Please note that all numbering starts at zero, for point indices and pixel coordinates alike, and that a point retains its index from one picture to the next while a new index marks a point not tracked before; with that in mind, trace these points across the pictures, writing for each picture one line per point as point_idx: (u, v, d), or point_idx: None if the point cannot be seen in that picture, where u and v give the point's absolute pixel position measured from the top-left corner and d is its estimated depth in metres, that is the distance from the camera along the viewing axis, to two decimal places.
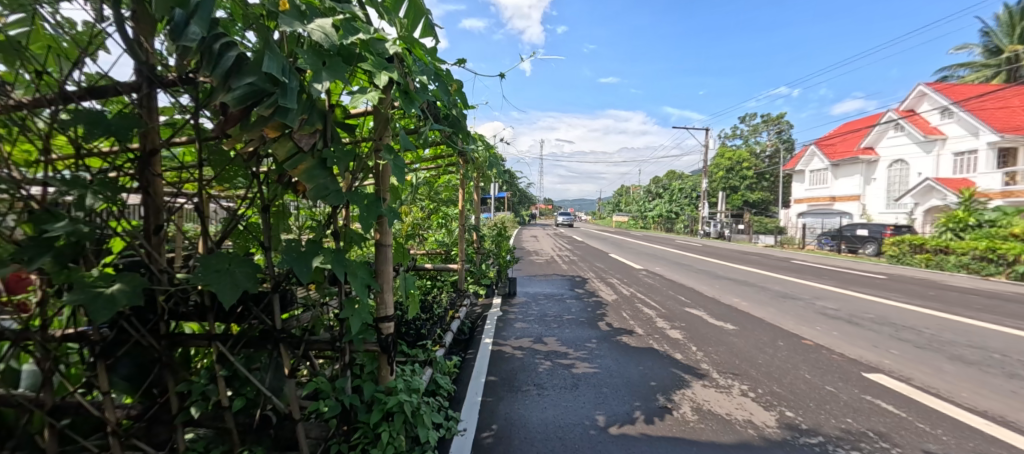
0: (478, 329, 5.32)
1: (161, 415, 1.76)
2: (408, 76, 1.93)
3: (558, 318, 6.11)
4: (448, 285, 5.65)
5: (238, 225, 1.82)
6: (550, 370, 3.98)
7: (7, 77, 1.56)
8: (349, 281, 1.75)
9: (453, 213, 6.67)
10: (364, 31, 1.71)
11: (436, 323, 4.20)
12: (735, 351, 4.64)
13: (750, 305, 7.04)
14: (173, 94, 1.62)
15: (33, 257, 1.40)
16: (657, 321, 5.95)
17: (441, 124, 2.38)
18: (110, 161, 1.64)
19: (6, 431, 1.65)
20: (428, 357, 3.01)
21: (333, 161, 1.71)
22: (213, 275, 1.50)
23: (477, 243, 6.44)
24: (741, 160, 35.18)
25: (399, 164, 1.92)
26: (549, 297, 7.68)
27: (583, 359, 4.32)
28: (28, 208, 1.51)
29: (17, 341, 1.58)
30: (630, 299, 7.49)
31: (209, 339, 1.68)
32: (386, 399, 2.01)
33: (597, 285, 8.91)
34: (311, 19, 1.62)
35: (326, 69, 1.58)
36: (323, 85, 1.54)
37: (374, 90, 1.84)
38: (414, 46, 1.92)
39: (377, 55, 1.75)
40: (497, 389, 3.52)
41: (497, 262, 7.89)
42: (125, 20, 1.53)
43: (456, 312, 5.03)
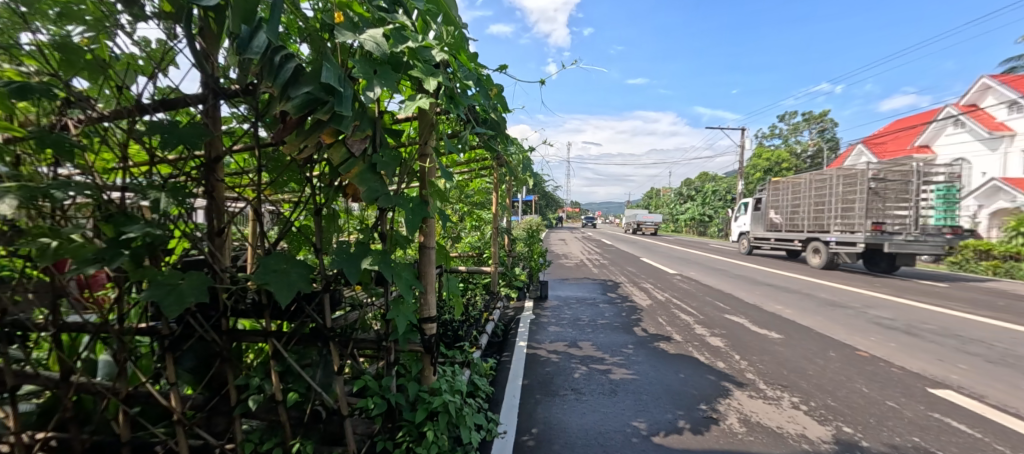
0: (513, 332, 5.34)
1: (220, 406, 1.83)
2: (453, 81, 1.95)
3: (592, 322, 6.04)
4: (482, 287, 5.68)
5: (291, 228, 1.91)
6: (587, 375, 3.93)
7: (92, 92, 1.68)
8: (394, 282, 1.79)
9: (486, 216, 6.74)
10: (413, 38, 1.75)
11: (473, 325, 4.23)
12: (782, 361, 4.44)
13: (795, 313, 6.73)
14: (233, 104, 1.72)
15: (113, 257, 1.51)
16: (696, 327, 5.78)
17: (482, 128, 2.38)
18: (177, 167, 1.74)
19: (86, 416, 1.78)
20: (467, 359, 3.00)
21: (382, 165, 1.76)
22: (271, 275, 1.58)
23: (509, 245, 6.45)
24: (781, 161, 33.63)
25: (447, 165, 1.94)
26: (581, 300, 7.63)
27: (620, 365, 4.25)
28: (107, 211, 1.63)
29: (97, 333, 1.69)
30: (665, 304, 7.34)
31: (266, 335, 1.75)
32: (431, 398, 2.03)
33: (630, 290, 8.75)
34: (363, 30, 1.69)
35: (377, 77, 1.65)
36: (375, 93, 1.61)
37: (421, 94, 1.84)
38: (460, 52, 1.93)
39: (423, 62, 1.79)
40: (534, 392, 3.52)
41: (528, 265, 7.89)
42: (194, 37, 1.63)
43: (490, 314, 5.07)
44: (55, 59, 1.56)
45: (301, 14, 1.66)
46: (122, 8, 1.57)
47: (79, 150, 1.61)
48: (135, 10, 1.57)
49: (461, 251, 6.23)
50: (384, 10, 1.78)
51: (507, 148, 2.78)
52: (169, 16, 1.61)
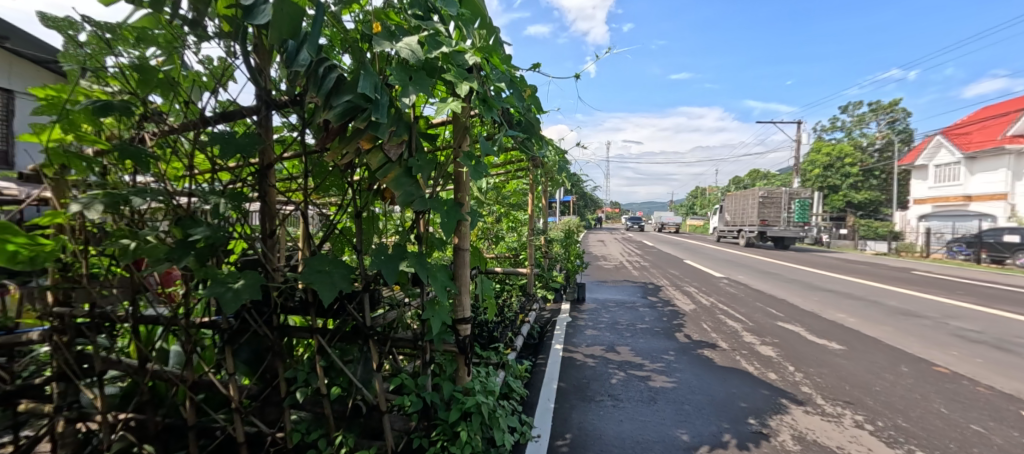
0: (549, 335, 5.28)
1: (272, 397, 1.96)
2: (486, 84, 1.97)
3: (631, 326, 5.87)
4: (518, 289, 5.64)
5: (334, 230, 2.02)
6: (625, 382, 3.82)
7: (163, 107, 1.86)
8: (429, 283, 1.84)
9: (523, 217, 6.69)
10: (446, 44, 1.79)
11: (508, 327, 4.21)
12: (844, 375, 4.09)
13: (859, 322, 6.18)
14: (283, 114, 1.85)
15: (180, 257, 1.67)
16: (743, 335, 5.44)
17: (515, 130, 2.39)
18: (236, 174, 1.89)
19: (158, 400, 1.96)
20: (501, 360, 2.99)
21: (418, 170, 1.82)
22: (316, 275, 1.67)
23: (545, 247, 6.38)
24: (845, 156, 30.78)
25: (480, 169, 1.98)
26: (619, 304, 7.41)
27: (661, 372, 4.10)
28: (177, 214, 1.79)
29: (168, 325, 1.87)
30: (710, 309, 6.98)
31: (312, 332, 1.86)
32: (465, 399, 2.06)
33: (671, 294, 8.38)
34: (399, 39, 1.75)
35: (412, 83, 1.70)
36: (410, 99, 1.67)
37: (454, 98, 1.88)
38: (493, 55, 1.94)
39: (457, 66, 1.82)
40: (569, 396, 3.48)
41: (565, 267, 7.77)
42: (249, 53, 1.77)
43: (526, 316, 5.01)
44: (135, 80, 1.74)
45: (342, 26, 1.76)
46: (189, 31, 1.73)
47: (153, 160, 1.78)
48: (199, 31, 1.72)
49: (496, 252, 6.23)
50: (419, 19, 1.84)
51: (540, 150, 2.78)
52: (229, 36, 1.75)
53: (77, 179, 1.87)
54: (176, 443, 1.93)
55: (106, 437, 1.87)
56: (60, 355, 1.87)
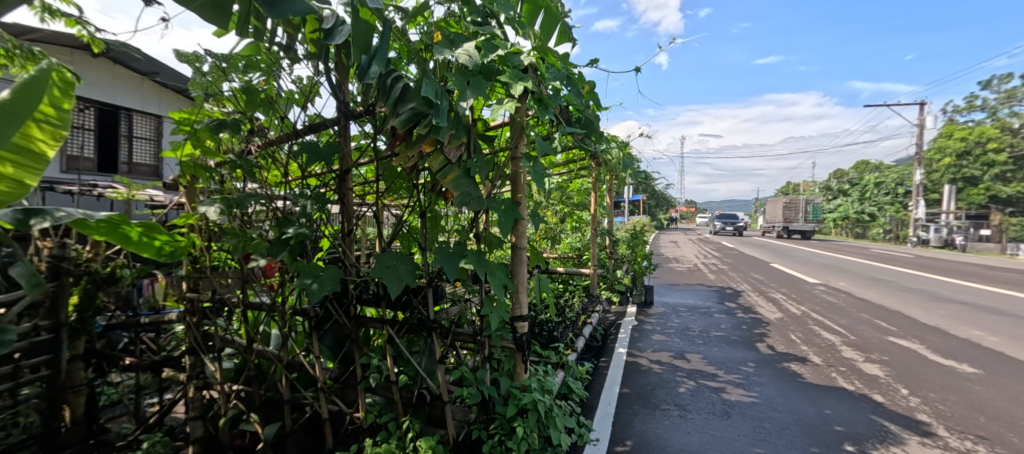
0: (613, 338, 5.06)
1: (351, 380, 2.18)
2: (542, 83, 1.99)
3: (703, 333, 5.42)
4: (581, 290, 5.39)
5: (402, 229, 2.19)
6: (695, 392, 3.55)
7: (265, 123, 2.15)
8: (487, 280, 1.91)
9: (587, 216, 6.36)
10: (502, 47, 1.86)
11: (569, 327, 4.01)
12: (978, 403, 3.38)
13: (1002, 341, 5.09)
14: (359, 123, 2.07)
15: (278, 251, 1.92)
16: (842, 349, 4.74)
17: (573, 128, 2.39)
18: (321, 179, 2.13)
19: (262, 376, 2.26)
20: (562, 360, 2.92)
21: (475, 170, 1.91)
22: (385, 270, 1.81)
23: (610, 247, 6.09)
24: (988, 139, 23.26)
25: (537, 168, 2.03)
26: (692, 309, 6.87)
27: (738, 384, 3.74)
28: (275, 216, 2.07)
29: (269, 311, 2.15)
30: (801, 318, 6.20)
31: (383, 322, 2.03)
32: (522, 395, 2.07)
33: (752, 300, 7.54)
34: (458, 46, 1.87)
35: (470, 87, 1.78)
36: (467, 102, 1.75)
37: (510, 99, 1.95)
38: (548, 54, 1.96)
39: (513, 67, 1.86)
40: (631, 402, 3.32)
41: (631, 268, 7.37)
42: (331, 71, 2.04)
43: (588, 318, 4.63)
44: (243, 101, 2.04)
45: (408, 40, 1.93)
46: (283, 54, 2.03)
47: (257, 169, 2.08)
48: (291, 54, 2.02)
49: (557, 251, 6.07)
50: (477, 25, 1.98)
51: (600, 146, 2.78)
52: (315, 57, 2.04)
53: (204, 186, 2.23)
54: (275, 414, 2.22)
55: (225, 404, 2.22)
56: (191, 332, 2.24)
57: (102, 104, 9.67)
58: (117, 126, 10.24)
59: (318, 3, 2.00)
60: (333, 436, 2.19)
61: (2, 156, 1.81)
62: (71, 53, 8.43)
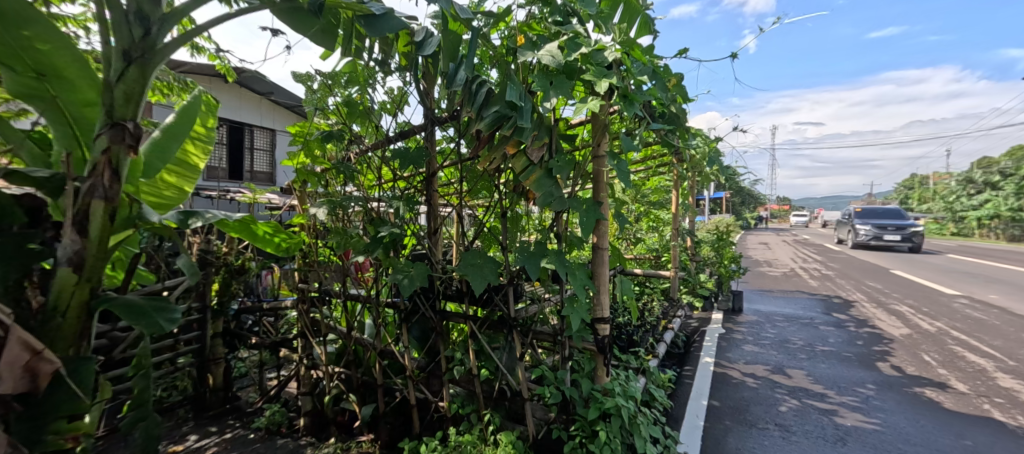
0: (698, 346, 4.75)
1: (435, 371, 2.35)
2: (627, 79, 1.98)
3: (807, 346, 4.88)
4: (659, 293, 5.08)
5: (484, 228, 2.30)
6: (799, 412, 3.21)
7: (361, 131, 2.36)
8: (569, 281, 1.94)
9: (666, 216, 5.80)
10: (586, 45, 1.89)
11: (649, 332, 3.86)
12: None
13: None
14: (443, 128, 2.25)
15: (373, 249, 2.10)
16: (995, 377, 3.97)
17: (659, 123, 2.34)
18: (409, 182, 2.30)
19: (357, 361, 2.49)
20: (641, 365, 2.84)
21: (558, 170, 1.96)
22: (470, 268, 1.91)
23: (692, 249, 5.67)
24: None
25: (620, 166, 2.02)
26: (791, 318, 6.23)
27: (854, 407, 3.31)
28: (370, 216, 2.27)
29: (366, 302, 2.37)
30: (936, 335, 5.32)
31: (465, 318, 2.17)
32: (604, 399, 2.06)
33: (867, 313, 6.59)
34: (541, 47, 1.97)
35: (553, 88, 1.86)
36: (550, 103, 1.82)
37: (594, 98, 1.93)
38: (635, 48, 1.94)
39: (597, 64, 1.90)
40: (722, 417, 3.11)
41: (717, 271, 6.86)
42: (420, 80, 2.21)
43: (669, 322, 4.45)
44: (344, 113, 2.29)
45: (493, 46, 2.11)
46: (378, 69, 2.23)
47: (355, 174, 2.30)
48: (385, 68, 2.21)
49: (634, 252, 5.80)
50: (559, 25, 2.03)
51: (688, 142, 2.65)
52: (405, 68, 2.23)
53: (311, 190, 2.54)
54: (370, 396, 2.45)
55: (329, 383, 2.48)
56: (302, 318, 2.60)
57: (231, 122, 11.25)
58: (242, 140, 11.83)
59: (408, 19, 2.18)
60: (420, 422, 2.34)
61: (170, 169, 2.23)
62: (208, 80, 9.91)
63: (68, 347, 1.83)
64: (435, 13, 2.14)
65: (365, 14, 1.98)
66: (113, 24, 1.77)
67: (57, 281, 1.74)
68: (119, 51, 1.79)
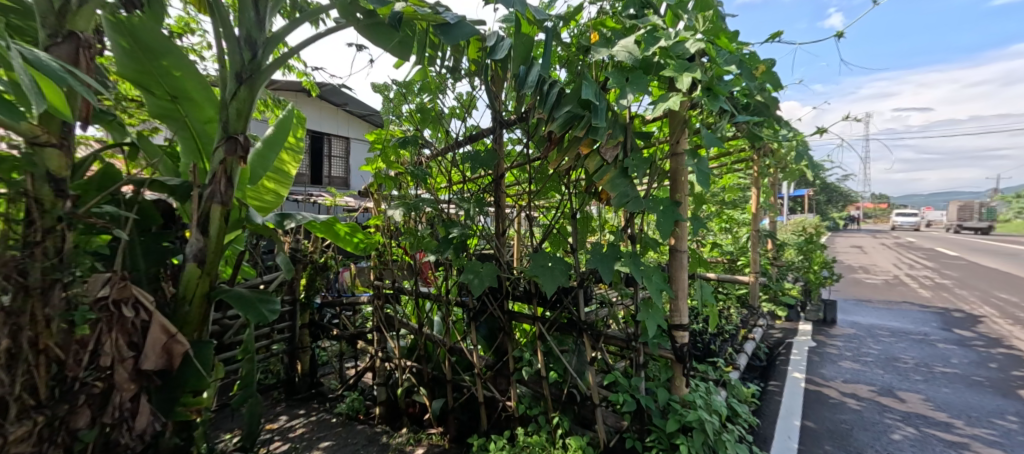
0: (783, 359, 4.37)
1: (503, 370, 2.39)
2: (711, 70, 2.00)
3: (921, 366, 4.31)
4: (736, 299, 4.73)
5: (553, 229, 2.29)
6: (918, 441, 2.83)
7: (432, 135, 2.46)
8: (645, 283, 1.97)
9: (743, 216, 5.36)
10: (666, 38, 1.94)
11: (728, 341, 3.61)
12: None
13: None
14: (511, 129, 2.32)
15: (445, 250, 2.21)
16: None
17: (745, 114, 2.28)
18: (478, 184, 2.38)
19: (428, 357, 2.60)
20: (720, 377, 2.68)
21: (632, 169, 1.99)
22: (540, 269, 1.98)
23: (774, 252, 5.22)
24: None
25: (700, 164, 1.99)
26: (896, 332, 5.54)
27: (991, 442, 2.85)
28: (440, 218, 2.35)
29: (438, 300, 2.46)
30: None
31: (535, 319, 2.20)
32: (685, 412, 2.01)
33: (1000, 330, 5.67)
34: (615, 43, 2.06)
35: (629, 84, 1.96)
36: (626, 99, 1.93)
37: (675, 92, 1.95)
38: (720, 37, 1.98)
39: (678, 57, 1.93)
40: (821, 441, 2.83)
41: (804, 277, 6.27)
42: (488, 84, 2.28)
43: (751, 332, 4.13)
44: (417, 119, 2.39)
45: (568, 46, 2.22)
46: (449, 75, 2.32)
47: (426, 177, 2.39)
48: (455, 74, 2.30)
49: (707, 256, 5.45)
50: (633, 18, 2.10)
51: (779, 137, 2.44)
52: (474, 73, 2.31)
53: (386, 193, 2.69)
54: (439, 391, 2.55)
55: (402, 375, 2.62)
56: (377, 312, 2.73)
57: (313, 132, 12.22)
58: (321, 148, 12.80)
59: (477, 25, 2.24)
60: (487, 420, 2.40)
61: (269, 176, 2.48)
62: (294, 95, 10.85)
63: (192, 332, 2.10)
64: (506, 17, 2.21)
65: (440, 24, 2.09)
66: (229, 51, 2.04)
67: (186, 274, 2.01)
68: (231, 73, 2.04)
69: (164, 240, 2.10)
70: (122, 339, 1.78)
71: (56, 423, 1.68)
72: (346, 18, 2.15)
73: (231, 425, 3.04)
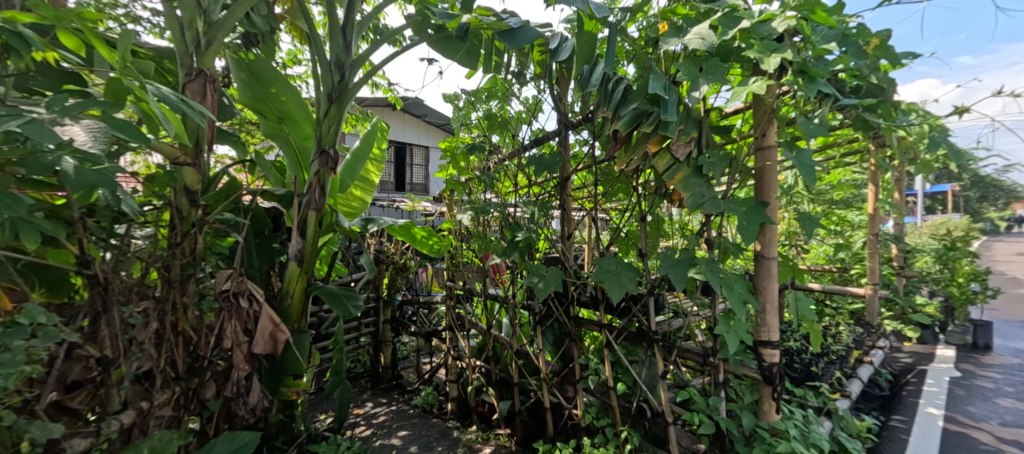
0: (913, 389, 3.61)
1: (569, 377, 2.34)
2: (804, 50, 1.76)
3: None
4: (850, 314, 4.07)
5: (621, 233, 2.20)
6: None
7: (499, 141, 2.52)
8: (724, 294, 1.79)
9: (859, 218, 4.60)
10: (747, 18, 1.74)
11: (835, 363, 3.12)
12: None
13: None
14: (577, 131, 2.27)
15: (511, 253, 2.23)
16: None
17: (852, 98, 1.96)
18: (544, 187, 2.36)
19: (496, 357, 2.66)
20: (820, 404, 2.35)
21: (709, 167, 1.81)
22: (606, 274, 1.91)
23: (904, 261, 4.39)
24: None
25: (803, 156, 1.77)
26: None
27: None
28: (507, 221, 2.40)
29: (506, 303, 2.51)
30: None
31: (601, 326, 2.12)
32: (775, 442, 1.79)
33: None
34: (688, 30, 1.89)
35: (702, 75, 1.78)
36: (699, 90, 1.75)
37: (759, 78, 1.72)
38: (816, 11, 1.72)
39: (763, 38, 1.71)
40: None
41: (945, 291, 5.22)
42: (554, 86, 2.28)
43: (868, 355, 3.52)
44: (486, 126, 2.48)
45: (636, 39, 2.10)
46: (514, 80, 2.35)
47: (494, 181, 2.46)
48: (521, 79, 2.32)
49: (811, 263, 4.75)
50: (709, 1, 1.92)
51: (894, 124, 2.06)
52: (540, 77, 2.31)
53: (458, 198, 2.81)
54: (507, 392, 2.59)
55: (472, 374, 2.71)
56: (450, 313, 2.88)
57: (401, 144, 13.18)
58: (404, 158, 13.74)
59: (541, 28, 2.23)
60: (553, 426, 2.37)
61: (356, 184, 2.73)
62: (382, 110, 11.84)
63: (295, 322, 2.41)
64: (569, 16, 2.17)
65: (504, 30, 2.10)
66: (322, 73, 2.29)
67: (289, 272, 2.31)
68: (324, 93, 2.29)
69: (273, 242, 2.44)
70: (239, 326, 2.08)
71: (190, 393, 2.04)
72: (420, 34, 2.31)
73: (325, 407, 3.40)
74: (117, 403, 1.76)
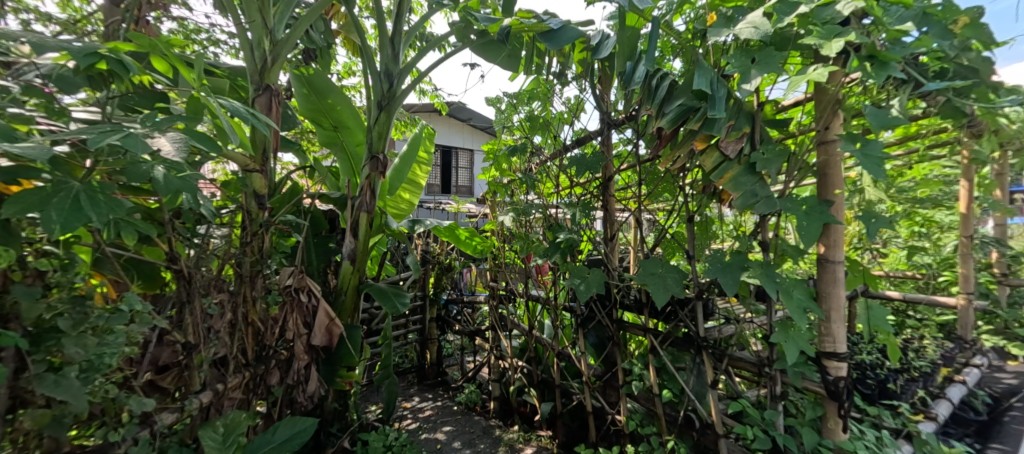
0: (1020, 416, 3.05)
1: (613, 381, 2.28)
2: (872, 34, 1.60)
3: None
4: (940, 327, 3.61)
5: (666, 234, 2.12)
6: None
7: (542, 143, 2.52)
8: (781, 300, 1.66)
9: (951, 218, 4.08)
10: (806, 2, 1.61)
11: (920, 380, 2.78)
12: None
13: None
14: (620, 130, 2.22)
15: (552, 254, 2.22)
16: None
17: (933, 82, 1.75)
18: (586, 187, 2.33)
19: (538, 358, 2.66)
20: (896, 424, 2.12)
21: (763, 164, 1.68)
22: (650, 277, 1.84)
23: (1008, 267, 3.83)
24: None
25: (869, 149, 1.61)
26: None
27: None
28: (549, 222, 2.39)
29: (549, 304, 2.50)
30: None
31: (645, 330, 2.05)
32: None
33: None
34: (738, 20, 1.77)
35: (755, 66, 1.66)
36: (750, 83, 1.63)
37: (821, 65, 1.57)
38: None
39: (824, 23, 1.57)
40: None
41: None
42: (596, 85, 2.24)
43: (962, 374, 3.10)
44: (529, 128, 2.50)
45: (682, 32, 2.01)
46: (556, 81, 2.34)
47: (535, 183, 2.48)
48: (562, 79, 2.30)
49: (889, 269, 4.27)
50: None
51: (985, 112, 1.82)
52: (582, 76, 2.28)
53: (500, 200, 2.84)
54: (549, 394, 2.57)
55: (514, 375, 2.72)
56: (493, 312, 2.92)
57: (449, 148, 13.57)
58: (450, 162, 14.15)
59: (584, 26, 2.20)
60: (596, 431, 2.33)
61: (405, 187, 2.86)
62: (430, 115, 12.28)
63: (350, 317, 2.57)
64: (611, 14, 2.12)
65: (545, 31, 2.09)
66: (374, 82, 2.42)
67: (343, 270, 2.50)
68: (375, 101, 2.42)
69: (329, 242, 2.64)
70: (300, 318, 2.33)
71: (257, 379, 2.22)
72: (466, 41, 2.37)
73: (375, 399, 3.57)
74: (198, 384, 1.95)
